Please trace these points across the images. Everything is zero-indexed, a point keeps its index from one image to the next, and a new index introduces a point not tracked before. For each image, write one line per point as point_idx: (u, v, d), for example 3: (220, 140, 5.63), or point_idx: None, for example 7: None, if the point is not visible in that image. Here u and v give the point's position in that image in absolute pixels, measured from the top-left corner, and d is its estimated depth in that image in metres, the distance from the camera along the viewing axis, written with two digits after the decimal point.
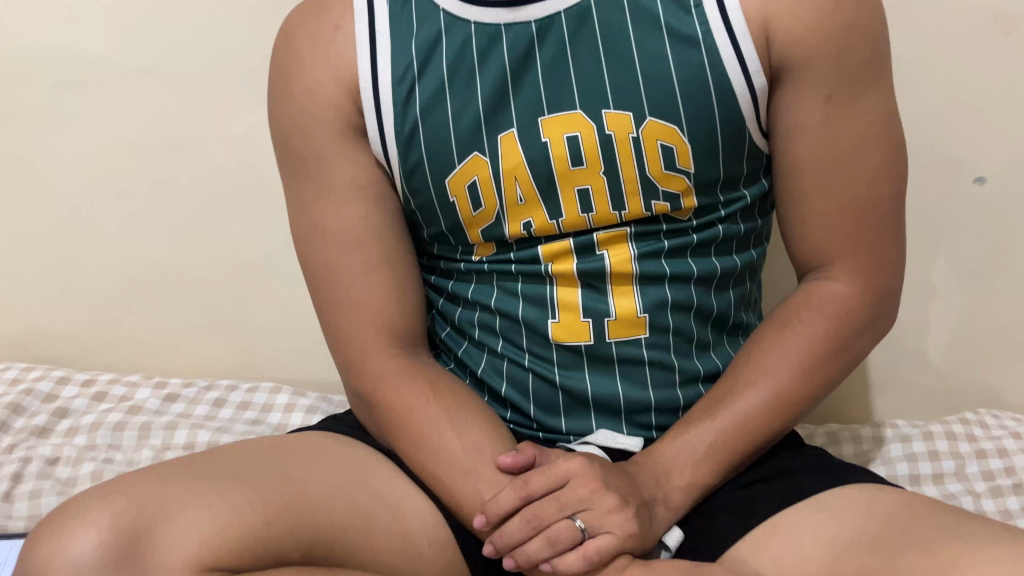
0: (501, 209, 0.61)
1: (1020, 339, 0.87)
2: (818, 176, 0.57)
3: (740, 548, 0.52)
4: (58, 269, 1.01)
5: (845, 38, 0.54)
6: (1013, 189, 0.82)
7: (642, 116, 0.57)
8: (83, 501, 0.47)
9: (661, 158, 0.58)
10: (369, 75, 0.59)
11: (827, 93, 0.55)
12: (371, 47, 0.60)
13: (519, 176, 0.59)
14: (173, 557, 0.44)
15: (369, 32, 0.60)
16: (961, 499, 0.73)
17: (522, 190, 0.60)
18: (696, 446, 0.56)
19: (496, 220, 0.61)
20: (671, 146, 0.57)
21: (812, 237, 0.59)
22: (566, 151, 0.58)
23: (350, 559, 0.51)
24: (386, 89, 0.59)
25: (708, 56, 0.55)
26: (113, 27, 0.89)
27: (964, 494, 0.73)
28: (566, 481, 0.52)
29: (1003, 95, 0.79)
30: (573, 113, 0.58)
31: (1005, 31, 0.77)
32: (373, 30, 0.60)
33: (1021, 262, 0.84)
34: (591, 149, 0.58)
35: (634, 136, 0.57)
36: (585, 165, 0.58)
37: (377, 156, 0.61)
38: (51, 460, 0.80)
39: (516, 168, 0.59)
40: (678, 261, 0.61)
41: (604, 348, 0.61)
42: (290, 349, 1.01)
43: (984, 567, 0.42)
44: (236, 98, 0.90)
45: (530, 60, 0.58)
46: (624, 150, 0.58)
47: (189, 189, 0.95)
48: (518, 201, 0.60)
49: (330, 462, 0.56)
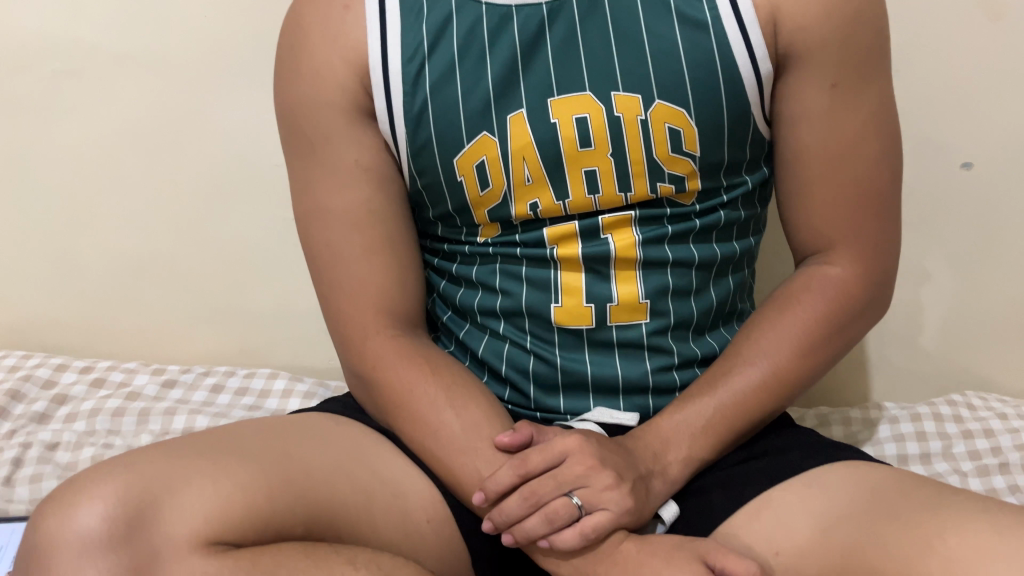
0: (509, 190, 0.61)
1: (1007, 322, 0.89)
2: (826, 167, 0.58)
3: (732, 522, 0.52)
4: (63, 257, 1.04)
5: (850, 29, 0.56)
6: (1000, 175, 0.84)
7: (651, 99, 0.58)
8: (88, 479, 0.48)
9: (669, 140, 0.59)
10: (378, 53, 0.60)
11: (832, 82, 0.57)
12: (380, 25, 0.60)
13: (527, 157, 0.60)
14: (177, 530, 0.46)
15: (379, 11, 0.60)
16: (948, 478, 0.74)
17: (530, 170, 0.60)
18: (694, 420, 0.57)
19: (502, 201, 0.62)
20: (678, 129, 0.58)
21: (811, 224, 0.61)
22: (575, 133, 0.59)
23: (352, 535, 0.52)
24: (396, 67, 0.60)
25: (717, 40, 0.57)
26: (122, 14, 0.91)
27: (951, 473, 0.74)
28: (562, 458, 0.53)
29: (993, 81, 0.81)
30: (582, 95, 0.58)
31: (994, 16, 0.78)
32: (383, 9, 0.60)
33: (1010, 247, 0.87)
34: (600, 130, 0.58)
35: (642, 119, 0.58)
36: (593, 147, 0.59)
37: (383, 134, 0.62)
38: (51, 446, 0.82)
39: (524, 149, 0.60)
40: (679, 247, 0.62)
41: (605, 331, 0.62)
42: (290, 335, 1.06)
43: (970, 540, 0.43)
44: (246, 81, 0.92)
45: (540, 41, 0.59)
46: (631, 132, 0.58)
47: (198, 173, 0.98)
48: (525, 181, 0.61)
49: (330, 441, 0.57)
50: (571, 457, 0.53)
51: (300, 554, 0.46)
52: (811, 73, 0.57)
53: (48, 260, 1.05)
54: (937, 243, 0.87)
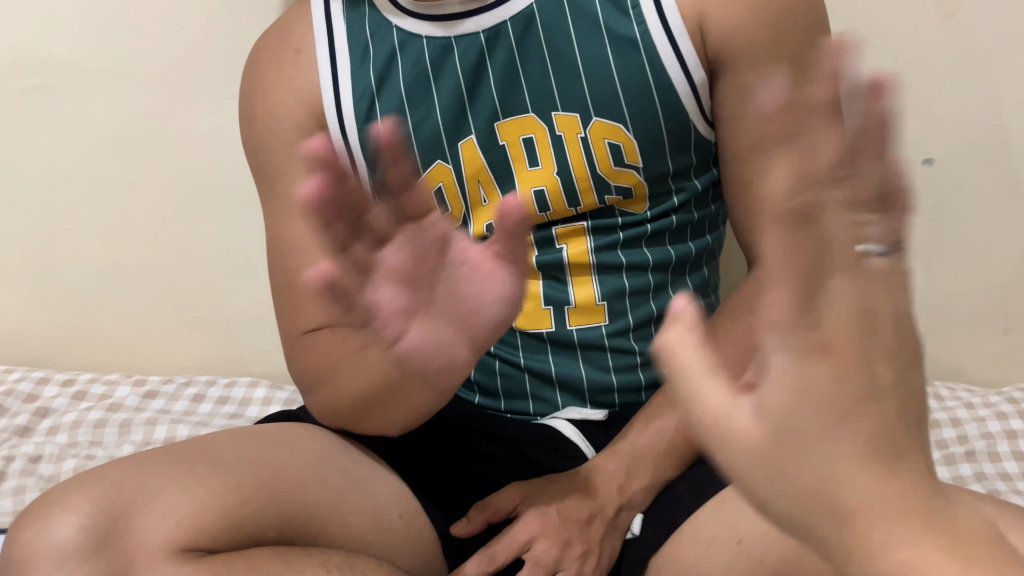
0: (468, 212, 0.68)
1: (966, 309, 0.96)
2: (761, 164, 0.61)
3: (700, 516, 0.54)
4: (41, 266, 1.05)
5: (778, 27, 0.58)
6: (957, 169, 0.88)
7: (588, 117, 0.63)
8: (63, 490, 0.50)
9: (609, 155, 0.63)
10: (332, 95, 0.66)
11: (761, 84, 0.59)
12: (333, 66, 0.66)
13: (482, 180, 0.66)
14: (152, 538, 0.47)
15: (330, 53, 0.66)
16: (965, 472, 0.79)
17: (485, 191, 0.67)
18: (656, 446, 0.60)
19: (461, 222, 0.69)
20: (617, 143, 0.63)
21: (753, 229, 0.63)
22: (523, 152, 0.64)
23: (324, 537, 0.54)
24: (349, 106, 0.66)
25: (647, 56, 0.60)
26: (79, 30, 0.90)
27: (968, 468, 0.79)
28: (527, 544, 0.56)
29: (945, 77, 0.84)
30: (525, 117, 0.64)
31: (946, 14, 0.81)
32: (334, 51, 0.66)
33: (966, 235, 0.92)
34: (544, 149, 0.64)
35: (582, 136, 0.63)
36: (540, 166, 0.64)
37: (345, 166, 0.69)
38: (33, 458, 0.83)
39: (477, 172, 0.66)
40: (634, 251, 0.67)
41: (565, 333, 0.67)
42: (267, 342, 1.08)
43: None
44: (207, 97, 0.93)
45: (482, 69, 0.63)
46: (573, 148, 0.63)
47: (169, 186, 0.99)
48: (482, 201, 0.68)
49: (301, 444, 0.59)
50: (544, 535, 0.56)
51: (276, 557, 0.48)
52: (739, 74, 0.59)
53: (27, 274, 1.06)
54: None
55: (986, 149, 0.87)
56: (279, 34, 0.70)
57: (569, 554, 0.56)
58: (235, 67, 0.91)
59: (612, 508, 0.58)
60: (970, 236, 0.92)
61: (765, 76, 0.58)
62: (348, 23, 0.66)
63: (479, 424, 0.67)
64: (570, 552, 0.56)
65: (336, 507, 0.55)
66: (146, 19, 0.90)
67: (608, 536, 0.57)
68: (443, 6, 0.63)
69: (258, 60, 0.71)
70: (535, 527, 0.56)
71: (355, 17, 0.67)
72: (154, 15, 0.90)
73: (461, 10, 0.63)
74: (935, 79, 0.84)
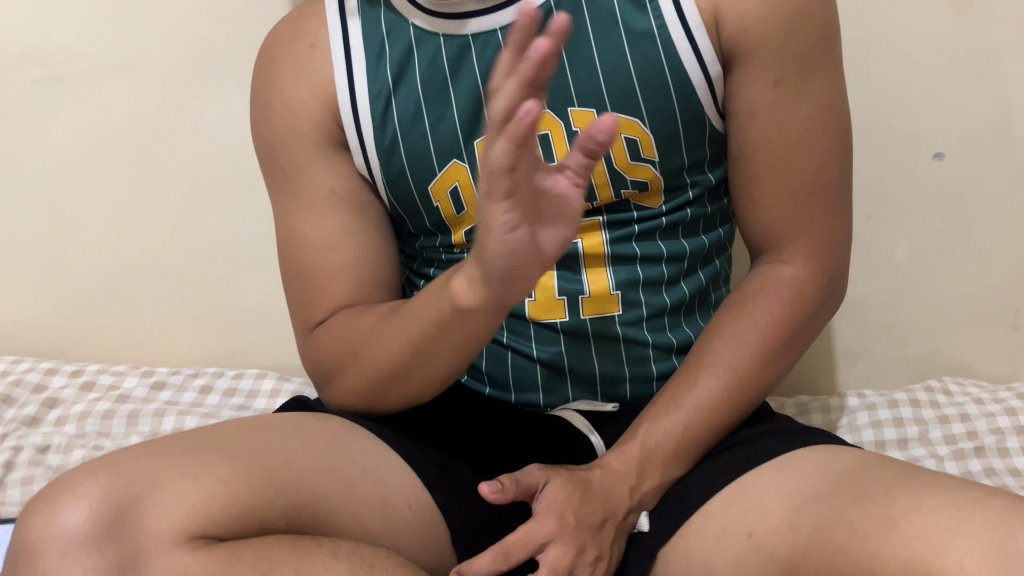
0: None
1: (976, 307, 0.95)
2: (777, 159, 0.61)
3: (712, 508, 0.56)
4: (49, 258, 1.05)
5: (794, 23, 0.58)
6: (969, 162, 0.89)
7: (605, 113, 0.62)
8: (74, 477, 0.50)
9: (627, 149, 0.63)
10: (347, 92, 0.66)
11: (776, 79, 0.59)
12: (347, 63, 0.66)
13: None
14: (161, 525, 0.48)
15: (344, 49, 0.66)
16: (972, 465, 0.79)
17: None
18: (664, 447, 0.60)
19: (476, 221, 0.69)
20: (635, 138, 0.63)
21: (767, 223, 0.64)
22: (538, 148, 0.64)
23: (332, 526, 0.55)
24: (364, 103, 0.65)
25: (663, 48, 0.60)
26: (88, 22, 0.91)
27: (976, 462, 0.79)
28: (543, 545, 0.55)
29: (956, 73, 0.85)
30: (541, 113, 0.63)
31: (959, 9, 0.82)
32: (347, 48, 0.66)
33: (977, 229, 0.91)
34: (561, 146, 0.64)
35: None
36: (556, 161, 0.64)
37: (360, 169, 0.68)
38: (42, 448, 0.83)
39: None
40: (648, 243, 0.67)
41: (580, 324, 0.67)
42: (272, 335, 1.08)
43: (928, 512, 0.46)
44: (219, 92, 0.94)
45: None
46: None
47: (175, 178, 1.00)
48: None
49: (309, 433, 0.59)
50: (560, 539, 0.55)
51: (285, 545, 0.48)
52: (755, 68, 0.60)
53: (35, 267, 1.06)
54: (913, 227, 0.92)
55: (997, 145, 0.87)
56: (292, 26, 0.70)
57: (583, 560, 0.55)
58: (246, 60, 0.92)
59: (622, 512, 0.58)
60: (984, 234, 0.92)
61: (780, 67, 0.59)
62: (362, 17, 0.67)
63: (493, 413, 0.67)
64: (583, 559, 0.55)
65: (345, 496, 0.56)
66: (155, 11, 0.90)
67: (616, 539, 0.58)
68: (459, 5, 0.64)
69: (268, 50, 0.71)
70: (552, 529, 0.55)
71: (370, 18, 0.67)
72: (167, 7, 0.90)
73: (478, 9, 0.64)
74: (950, 75, 0.85)
